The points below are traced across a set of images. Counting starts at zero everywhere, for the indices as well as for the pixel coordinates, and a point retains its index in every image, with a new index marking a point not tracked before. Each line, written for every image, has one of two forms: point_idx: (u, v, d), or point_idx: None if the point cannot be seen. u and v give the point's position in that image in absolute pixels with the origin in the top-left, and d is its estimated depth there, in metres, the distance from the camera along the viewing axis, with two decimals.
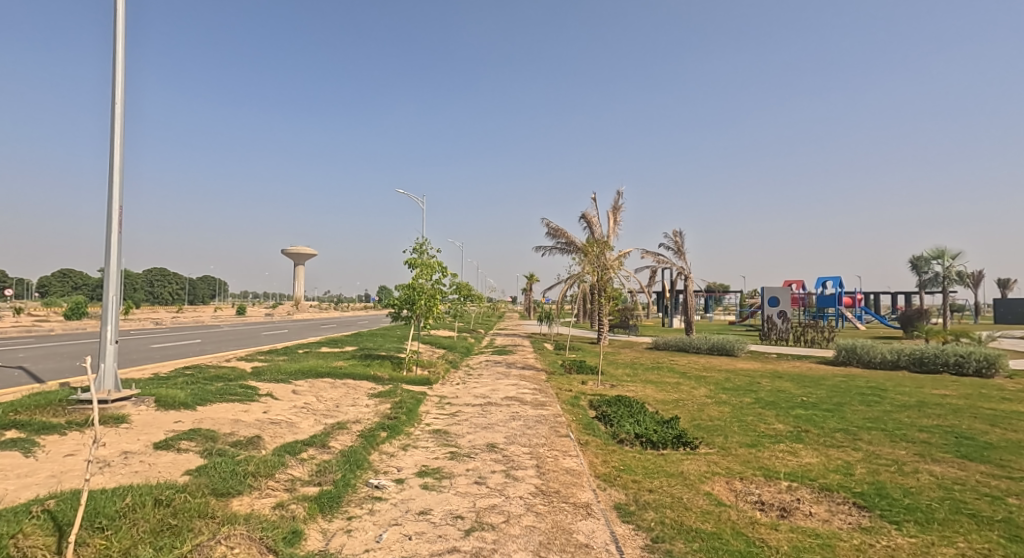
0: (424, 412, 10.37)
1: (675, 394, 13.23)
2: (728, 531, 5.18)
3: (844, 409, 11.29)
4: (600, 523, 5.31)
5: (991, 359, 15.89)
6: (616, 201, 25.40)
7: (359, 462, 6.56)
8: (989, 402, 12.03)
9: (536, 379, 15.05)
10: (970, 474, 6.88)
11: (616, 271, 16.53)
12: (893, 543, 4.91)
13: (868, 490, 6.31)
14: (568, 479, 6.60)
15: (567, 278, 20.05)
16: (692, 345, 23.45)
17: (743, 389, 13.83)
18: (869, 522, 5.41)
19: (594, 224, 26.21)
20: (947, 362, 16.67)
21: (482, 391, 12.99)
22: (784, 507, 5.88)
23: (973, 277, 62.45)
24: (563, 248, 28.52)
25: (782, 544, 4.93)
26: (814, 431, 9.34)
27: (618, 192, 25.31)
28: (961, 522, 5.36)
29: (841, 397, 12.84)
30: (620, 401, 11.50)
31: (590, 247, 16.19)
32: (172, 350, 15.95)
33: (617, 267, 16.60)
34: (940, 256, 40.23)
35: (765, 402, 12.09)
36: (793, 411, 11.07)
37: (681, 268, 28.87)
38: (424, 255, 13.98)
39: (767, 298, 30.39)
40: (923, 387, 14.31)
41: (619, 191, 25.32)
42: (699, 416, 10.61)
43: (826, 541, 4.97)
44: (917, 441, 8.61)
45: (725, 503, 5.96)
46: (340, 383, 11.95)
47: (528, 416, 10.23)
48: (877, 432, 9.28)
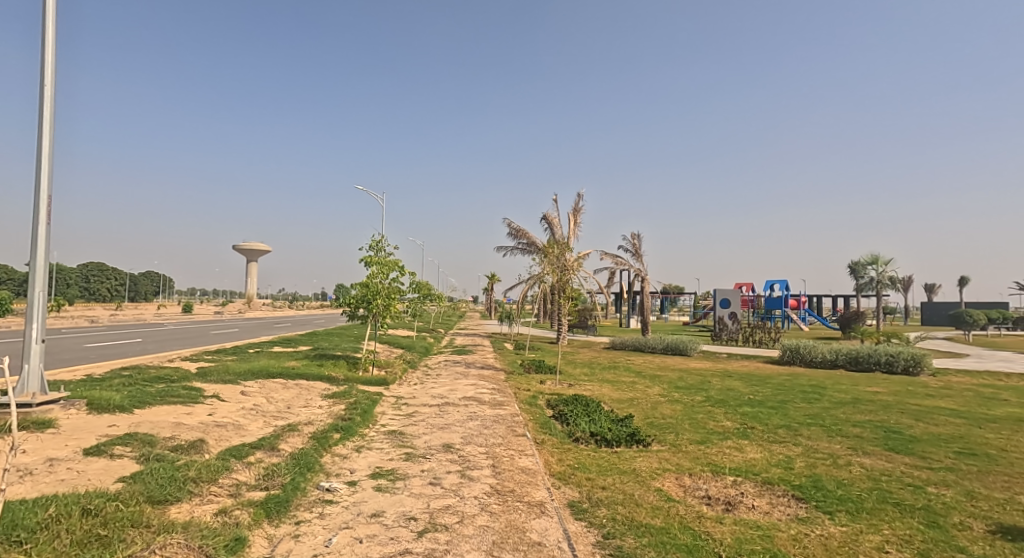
0: (379, 413, 10.21)
1: (630, 393, 13.51)
2: (676, 525, 5.35)
3: (788, 406, 11.83)
4: (553, 521, 5.38)
5: (918, 358, 17.07)
6: (577, 202, 25.81)
7: (310, 465, 6.39)
8: (915, 398, 12.90)
9: (495, 379, 15.06)
10: (896, 466, 7.34)
11: (576, 272, 16.78)
12: (825, 532, 5.18)
13: (805, 483, 6.63)
14: (524, 478, 6.65)
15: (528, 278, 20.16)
16: (647, 345, 24.02)
17: (695, 388, 14.25)
18: (805, 513, 5.69)
19: (555, 225, 26.52)
20: (879, 361, 17.76)
21: (440, 391, 12.90)
22: (730, 500, 6.12)
23: (904, 282, 66.95)
24: (524, 249, 28.70)
25: (726, 536, 5.12)
26: (758, 427, 9.74)
27: (579, 195, 25.64)
28: (886, 510, 5.70)
29: (784, 394, 13.43)
30: (577, 400, 11.67)
31: (552, 247, 16.56)
32: (110, 351, 15.00)
33: (577, 268, 16.86)
34: (875, 261, 42.70)
35: (715, 400, 12.51)
36: (740, 409, 11.52)
37: (638, 270, 29.51)
38: (381, 253, 13.75)
39: (718, 299, 31.27)
40: (857, 384, 15.19)
41: (580, 193, 25.73)
42: (653, 414, 10.88)
43: (766, 532, 5.20)
44: (851, 435, 9.11)
45: (674, 499, 6.13)
46: (292, 384, 11.62)
47: (486, 415, 10.23)
48: (815, 427, 9.76)
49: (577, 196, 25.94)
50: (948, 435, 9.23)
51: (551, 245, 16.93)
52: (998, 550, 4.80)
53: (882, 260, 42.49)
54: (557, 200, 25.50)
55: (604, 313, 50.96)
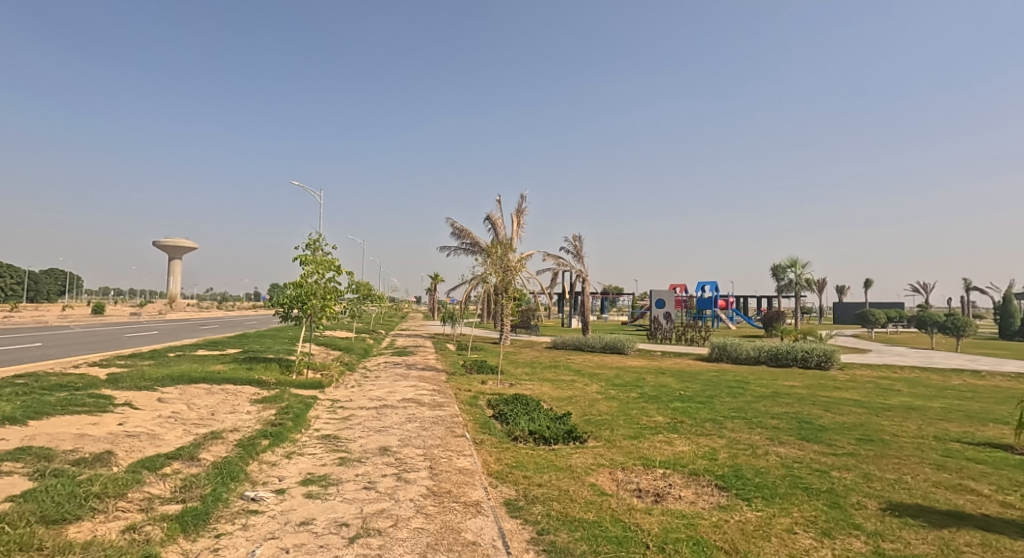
0: (313, 417, 9.85)
1: (569, 391, 13.75)
2: (608, 518, 5.49)
3: (715, 400, 12.45)
4: (488, 520, 5.38)
5: (829, 354, 18.52)
6: (520, 203, 26.00)
7: (234, 474, 6.06)
8: (826, 391, 13.94)
9: (435, 380, 14.93)
10: (807, 453, 7.90)
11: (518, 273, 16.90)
12: (743, 517, 5.49)
13: (727, 472, 7.00)
14: (461, 478, 6.61)
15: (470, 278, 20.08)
16: (587, 344, 24.53)
17: (630, 385, 14.72)
18: (726, 500, 6.00)
19: (498, 226, 26.57)
20: (796, 357, 19.06)
21: (378, 394, 12.62)
22: (659, 492, 6.36)
23: (819, 283, 72.24)
24: (467, 249, 28.57)
25: (654, 526, 5.32)
26: (687, 421, 10.19)
27: (522, 196, 25.84)
28: (797, 494, 6.12)
29: (712, 389, 14.13)
30: (518, 399, 11.75)
31: (495, 247, 16.59)
32: (6, 356, 13.63)
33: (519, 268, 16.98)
34: (794, 264, 45.77)
35: (649, 396, 12.96)
36: (671, 404, 12.01)
37: (579, 271, 30.11)
38: (318, 252, 13.26)
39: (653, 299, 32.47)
40: (777, 379, 16.23)
41: (523, 194, 25.93)
42: (590, 412, 11.13)
43: (691, 521, 5.44)
44: (770, 426, 9.71)
45: (607, 493, 6.29)
46: (217, 390, 10.99)
47: (425, 417, 10.10)
48: (738, 419, 10.33)
49: (521, 198, 26.13)
50: (851, 424, 10.04)
51: (494, 246, 16.95)
52: (888, 525, 5.27)
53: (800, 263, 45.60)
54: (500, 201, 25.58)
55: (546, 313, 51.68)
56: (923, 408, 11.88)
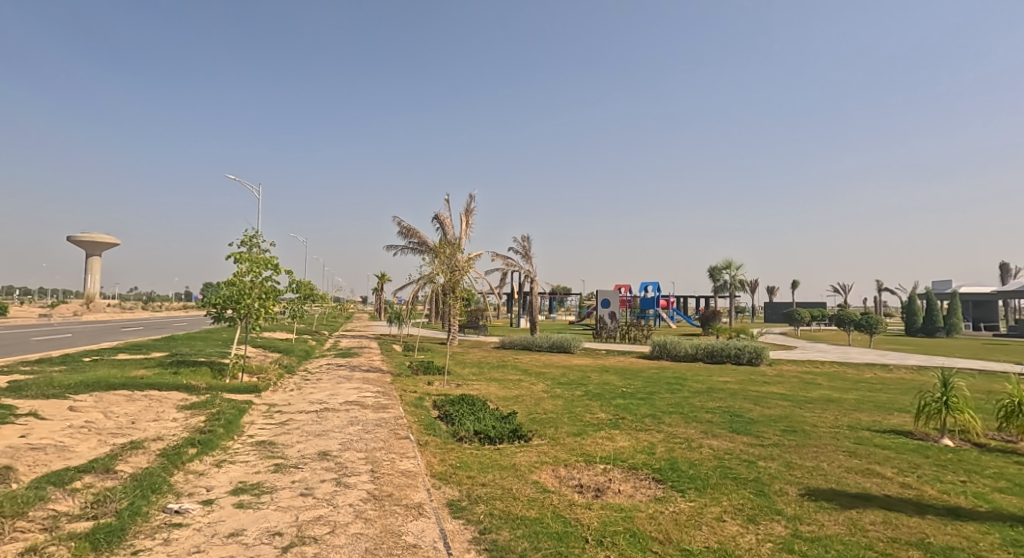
0: (246, 423, 9.39)
1: (515, 390, 13.81)
2: (549, 515, 5.54)
3: (655, 397, 12.85)
4: (430, 521, 5.31)
5: (759, 351, 19.57)
6: (469, 203, 25.89)
7: (155, 486, 5.69)
8: (757, 385, 14.69)
9: (379, 382, 14.62)
10: (738, 445, 8.29)
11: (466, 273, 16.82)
12: (677, 508, 5.68)
13: (664, 465, 7.23)
14: (403, 481, 6.49)
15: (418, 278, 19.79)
16: (534, 343, 24.71)
17: (575, 383, 14.96)
18: (663, 493, 6.18)
19: (446, 225, 26.34)
20: (730, 354, 19.99)
21: (318, 397, 12.21)
22: (599, 487, 6.48)
23: (752, 285, 76.20)
24: (414, 249, 28.16)
25: (593, 520, 5.41)
26: (628, 417, 10.46)
27: (470, 196, 25.76)
28: (727, 484, 6.40)
29: (652, 386, 14.58)
30: (464, 399, 11.68)
31: (443, 247, 16.44)
32: None
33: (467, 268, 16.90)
34: (729, 266, 48.01)
35: (592, 394, 13.22)
36: (614, 401, 12.29)
37: (528, 271, 30.33)
38: (254, 250, 12.69)
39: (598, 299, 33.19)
40: (713, 375, 16.96)
41: (472, 194, 25.83)
42: (535, 410, 11.21)
43: (628, 513, 5.58)
44: (705, 420, 10.12)
45: (550, 490, 6.35)
46: (140, 396, 10.30)
47: (367, 420, 9.85)
48: (676, 414, 10.71)
49: (469, 197, 26.03)
50: (778, 416, 10.63)
51: (441, 245, 16.78)
52: (806, 509, 5.61)
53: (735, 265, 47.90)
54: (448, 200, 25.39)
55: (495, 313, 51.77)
56: (842, 400, 12.75)
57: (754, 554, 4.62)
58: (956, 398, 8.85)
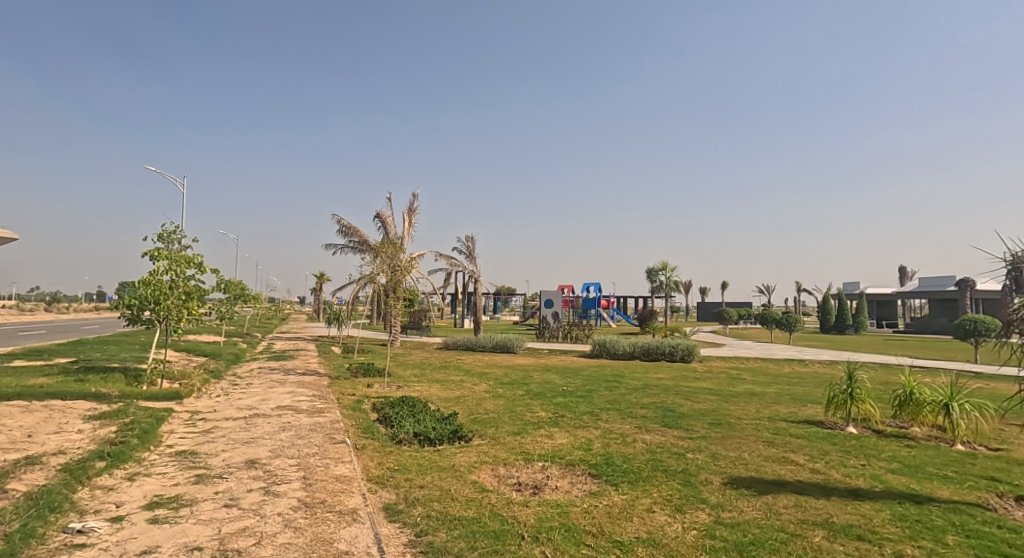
0: (164, 432, 8.77)
1: (456, 391, 13.69)
2: (487, 514, 5.51)
3: (594, 394, 13.11)
4: (365, 527, 5.14)
5: (691, 348, 20.44)
6: (411, 202, 25.48)
7: (53, 505, 5.18)
8: (689, 381, 15.31)
9: (314, 385, 14.09)
10: (670, 438, 8.58)
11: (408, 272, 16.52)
12: (611, 501, 5.80)
13: (600, 461, 7.37)
14: (337, 487, 6.25)
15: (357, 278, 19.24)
16: (477, 343, 24.62)
17: (516, 383, 15.02)
18: (598, 487, 6.29)
19: (388, 224, 25.78)
20: (665, 352, 20.73)
21: (247, 402, 11.60)
22: (538, 484, 6.51)
23: (687, 286, 79.60)
24: (354, 248, 27.38)
25: (531, 517, 5.42)
26: (567, 415, 10.60)
27: (413, 195, 25.42)
28: (659, 476, 6.60)
29: (592, 384, 14.87)
30: (403, 401, 11.44)
31: (384, 245, 16.05)
32: None
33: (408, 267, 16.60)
34: (665, 268, 49.89)
35: (533, 393, 13.32)
36: (554, 399, 12.43)
37: (471, 271, 30.21)
38: (173, 246, 11.89)
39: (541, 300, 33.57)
40: (649, 372, 17.53)
41: (414, 192, 25.44)
42: (476, 410, 11.15)
43: (565, 509, 5.63)
44: (639, 416, 10.41)
45: (488, 489, 6.31)
46: (40, 407, 9.39)
47: (300, 425, 9.45)
48: (613, 411, 10.97)
49: (412, 196, 25.61)
50: (707, 410, 11.11)
51: (382, 243, 16.39)
52: (730, 497, 5.88)
53: (670, 267, 49.84)
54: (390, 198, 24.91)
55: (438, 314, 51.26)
56: (764, 393, 13.52)
57: (680, 541, 4.77)
58: (860, 389, 9.59)
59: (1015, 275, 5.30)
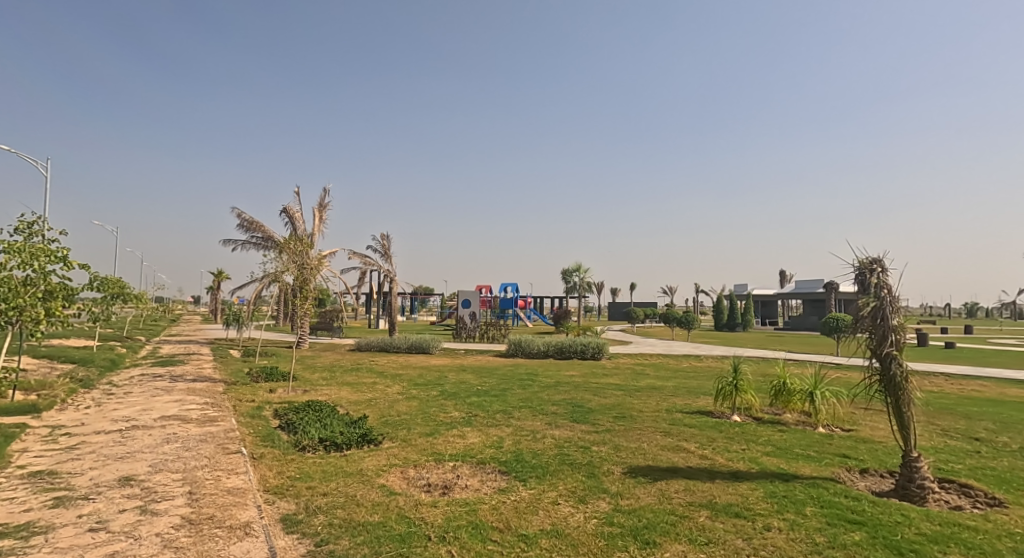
0: (19, 452, 7.81)
1: (368, 393, 13.37)
2: (393, 517, 5.49)
3: (507, 393, 13.35)
4: (257, 541, 4.94)
5: (601, 347, 21.41)
6: (322, 197, 24.48)
7: None
8: (599, 378, 16.02)
9: (209, 392, 13.15)
10: (577, 433, 8.97)
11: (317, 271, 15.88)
12: (518, 496, 5.99)
13: (510, 458, 7.55)
14: (228, 500, 5.93)
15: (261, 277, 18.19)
16: (391, 344, 24.07)
17: (431, 383, 14.94)
18: (506, 484, 6.46)
19: (295, 219, 24.55)
20: (577, 350, 21.51)
21: (128, 413, 10.61)
22: (446, 484, 6.56)
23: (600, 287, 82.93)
24: (257, 244, 25.81)
25: (438, 518, 5.47)
26: (480, 414, 10.73)
27: (325, 190, 24.45)
28: (563, 470, 6.90)
29: (506, 383, 15.12)
30: (309, 406, 11.00)
31: (291, 241, 15.31)
32: None
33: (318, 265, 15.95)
34: (578, 269, 51.65)
35: (448, 393, 13.33)
36: (468, 399, 12.51)
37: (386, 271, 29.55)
38: (33, 239, 10.60)
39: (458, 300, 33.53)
40: (561, 369, 18.12)
41: (326, 187, 24.47)
42: (387, 413, 10.97)
43: (472, 507, 5.74)
44: (550, 412, 10.77)
45: (396, 492, 6.27)
46: None
47: (189, 436, 8.81)
48: (525, 409, 11.25)
49: (323, 191, 24.61)
50: (613, 405, 11.72)
51: (289, 240, 15.61)
52: (627, 485, 6.29)
53: (584, 268, 51.69)
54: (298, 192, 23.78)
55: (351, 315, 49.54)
56: (665, 387, 14.47)
57: (581, 530, 5.05)
58: (743, 380, 10.59)
59: (863, 276, 6.14)
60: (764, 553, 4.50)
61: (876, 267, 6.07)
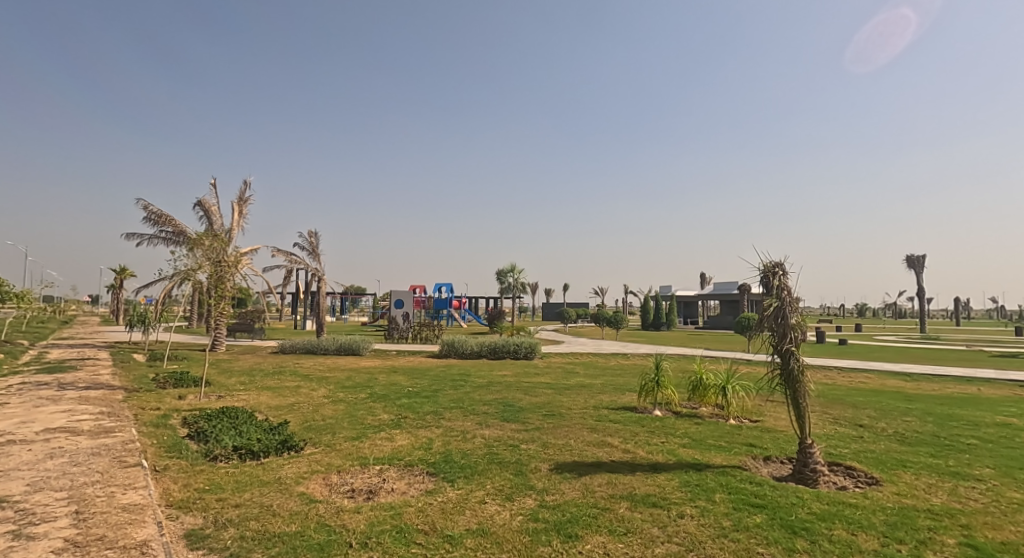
0: None
1: (291, 397, 12.83)
2: (312, 526, 5.32)
3: (438, 394, 13.26)
4: None
5: (534, 346, 21.74)
6: (242, 191, 23.20)
7: None
8: (530, 377, 16.25)
9: (108, 401, 12.10)
10: (507, 432, 9.06)
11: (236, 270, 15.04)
12: (445, 497, 5.98)
13: (438, 459, 7.51)
14: (125, 518, 5.50)
15: (171, 275, 16.97)
16: (319, 346, 23.13)
17: (360, 386, 14.56)
18: (433, 485, 6.43)
19: (211, 213, 23.09)
20: (510, 350, 21.69)
21: (9, 427, 9.57)
22: (371, 489, 6.43)
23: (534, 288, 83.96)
24: (167, 239, 24.05)
25: (360, 524, 5.36)
26: (410, 416, 10.59)
27: (245, 183, 23.18)
28: (491, 469, 6.96)
29: (437, 384, 15.01)
30: (223, 413, 10.40)
31: (206, 237, 14.39)
32: None
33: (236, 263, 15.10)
34: (513, 269, 52.14)
35: (377, 395, 13.05)
36: (398, 401, 12.31)
37: (313, 270, 28.44)
38: None
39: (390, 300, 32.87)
40: (493, 369, 18.22)
41: (246, 180, 23.21)
42: (311, 417, 10.58)
43: (397, 510, 5.67)
44: (480, 412, 10.80)
45: (317, 499, 6.08)
46: None
47: (81, 449, 8.08)
48: (456, 409, 11.22)
49: (243, 184, 23.32)
50: (543, 403, 11.93)
51: (203, 235, 14.67)
52: (553, 481, 6.44)
53: (518, 268, 52.20)
54: (214, 185, 22.39)
55: (275, 316, 47.30)
56: (593, 385, 14.93)
57: (507, 528, 5.12)
58: (664, 377, 11.12)
59: (766, 279, 6.63)
60: (677, 539, 4.76)
61: (778, 271, 6.58)
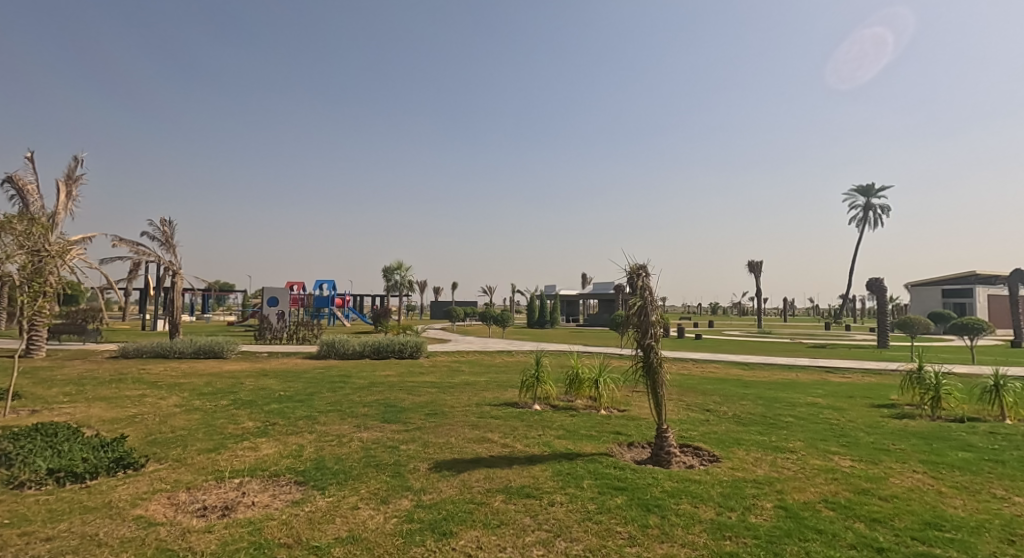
0: None
1: (133, 409, 11.37)
2: (149, 553, 4.79)
3: (313, 397, 12.57)
4: None
5: (419, 345, 21.43)
6: (72, 168, 20.08)
7: None
8: (413, 376, 15.99)
9: None
10: (386, 434, 8.85)
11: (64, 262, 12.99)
12: (313, 507, 5.71)
13: (309, 466, 7.14)
14: None
15: None
16: (172, 349, 20.72)
17: (221, 392, 13.33)
18: (300, 495, 6.11)
19: (28, 191, 19.70)
20: (394, 349, 21.15)
21: None
22: (227, 505, 5.94)
23: (421, 286, 82.55)
24: None
25: (210, 545, 4.93)
26: (279, 423, 9.92)
27: (75, 159, 20.10)
28: (368, 472, 6.77)
29: (313, 387, 14.22)
30: (40, 431, 8.94)
31: (22, 222, 12.24)
32: None
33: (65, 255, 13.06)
34: (400, 267, 50.90)
35: (242, 402, 12.03)
36: (266, 407, 11.46)
37: (167, 263, 25.45)
38: None
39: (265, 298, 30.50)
40: (376, 370, 17.66)
41: (77, 156, 20.13)
42: (158, 430, 9.48)
43: (257, 525, 5.31)
44: (359, 415, 10.43)
45: (158, 522, 5.48)
46: None
47: None
48: (332, 413, 10.72)
49: (74, 161, 20.19)
50: (425, 402, 11.84)
51: (20, 220, 12.48)
52: (431, 480, 6.43)
53: (405, 266, 51.06)
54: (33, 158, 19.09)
55: (121, 316, 41.66)
56: (477, 383, 15.09)
57: (379, 532, 5.02)
58: (543, 372, 11.58)
59: (632, 280, 7.20)
60: (546, 526, 5.01)
61: (641, 273, 7.18)
